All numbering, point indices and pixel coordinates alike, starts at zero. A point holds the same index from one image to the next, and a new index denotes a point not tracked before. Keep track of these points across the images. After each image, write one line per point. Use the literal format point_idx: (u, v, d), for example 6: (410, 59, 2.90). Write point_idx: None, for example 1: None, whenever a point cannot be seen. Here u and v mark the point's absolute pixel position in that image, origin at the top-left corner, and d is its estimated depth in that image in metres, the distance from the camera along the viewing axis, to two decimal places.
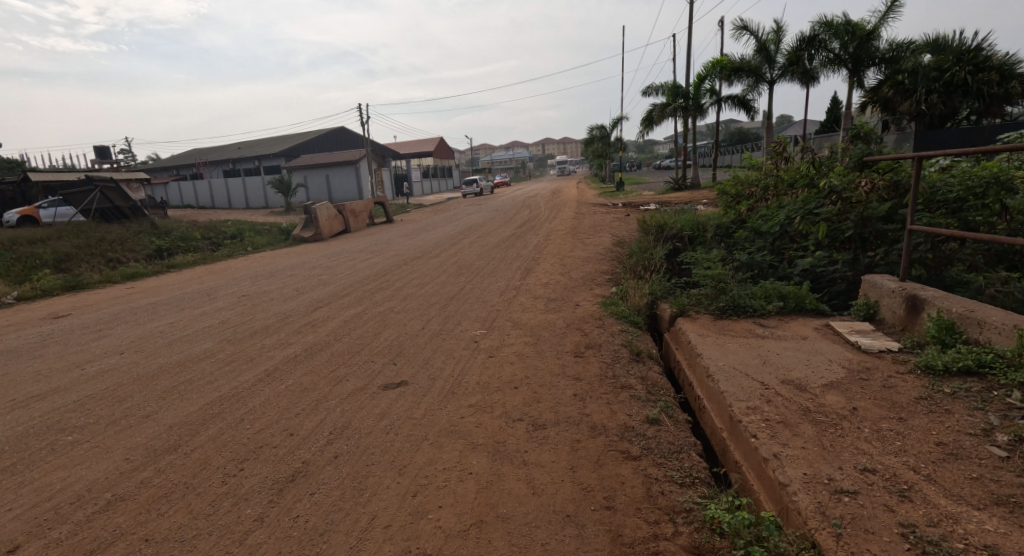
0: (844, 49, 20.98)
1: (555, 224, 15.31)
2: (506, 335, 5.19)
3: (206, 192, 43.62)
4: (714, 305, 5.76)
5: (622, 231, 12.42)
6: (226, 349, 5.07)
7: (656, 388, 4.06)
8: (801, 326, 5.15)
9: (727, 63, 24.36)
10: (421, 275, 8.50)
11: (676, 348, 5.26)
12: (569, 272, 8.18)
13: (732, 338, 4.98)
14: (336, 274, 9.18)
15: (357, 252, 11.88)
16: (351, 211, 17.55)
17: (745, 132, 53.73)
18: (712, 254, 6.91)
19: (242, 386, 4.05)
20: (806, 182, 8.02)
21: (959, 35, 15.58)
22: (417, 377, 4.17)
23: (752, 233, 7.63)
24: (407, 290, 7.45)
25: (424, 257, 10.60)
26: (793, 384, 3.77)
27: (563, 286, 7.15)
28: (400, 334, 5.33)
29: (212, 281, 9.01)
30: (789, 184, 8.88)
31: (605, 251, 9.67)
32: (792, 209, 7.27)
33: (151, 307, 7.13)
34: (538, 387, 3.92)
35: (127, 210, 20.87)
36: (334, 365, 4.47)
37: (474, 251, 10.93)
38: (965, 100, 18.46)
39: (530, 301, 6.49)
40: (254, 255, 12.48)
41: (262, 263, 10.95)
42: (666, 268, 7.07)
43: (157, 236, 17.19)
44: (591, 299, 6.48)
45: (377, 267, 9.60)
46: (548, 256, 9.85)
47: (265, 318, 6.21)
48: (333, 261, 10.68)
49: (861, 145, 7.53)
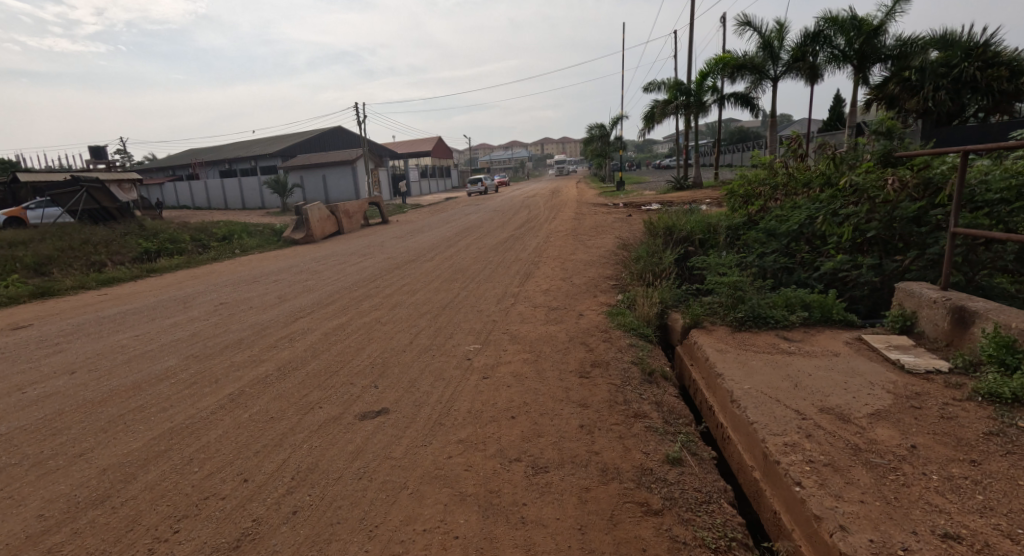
0: (850, 45, 20.52)
1: (555, 224, 14.78)
2: (503, 350, 4.66)
3: (201, 192, 43.05)
4: (731, 316, 5.25)
5: (626, 232, 11.89)
6: (189, 367, 4.54)
7: (673, 417, 3.55)
8: (830, 341, 4.64)
9: (730, 59, 23.81)
10: (413, 281, 7.98)
11: (692, 365, 4.74)
12: (571, 276, 7.66)
13: (755, 354, 4.47)
14: (323, 279, 8.65)
15: (348, 255, 11.34)
16: (345, 211, 17.02)
17: (746, 131, 53.22)
18: (727, 259, 6.40)
19: (198, 415, 3.53)
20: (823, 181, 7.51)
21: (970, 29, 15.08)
22: (400, 404, 3.65)
23: (767, 235, 7.12)
24: (397, 297, 6.93)
25: (418, 260, 10.09)
26: (834, 414, 3.25)
27: (565, 294, 6.63)
28: (385, 350, 4.81)
29: (192, 287, 8.47)
30: (803, 184, 8.38)
31: (608, 254, 9.15)
32: (811, 210, 6.76)
33: (119, 316, 6.59)
34: (539, 416, 3.40)
35: (116, 210, 20.34)
36: (307, 389, 3.95)
37: (470, 254, 10.40)
38: (973, 97, 17.89)
39: (529, 310, 5.97)
40: (241, 258, 11.95)
41: (247, 267, 10.42)
42: (676, 273, 6.55)
43: (144, 237, 16.67)
44: (596, 308, 5.96)
45: (367, 272, 9.07)
46: (548, 259, 9.32)
47: (240, 330, 5.68)
48: (322, 265, 10.15)
49: (885, 141, 7.10)
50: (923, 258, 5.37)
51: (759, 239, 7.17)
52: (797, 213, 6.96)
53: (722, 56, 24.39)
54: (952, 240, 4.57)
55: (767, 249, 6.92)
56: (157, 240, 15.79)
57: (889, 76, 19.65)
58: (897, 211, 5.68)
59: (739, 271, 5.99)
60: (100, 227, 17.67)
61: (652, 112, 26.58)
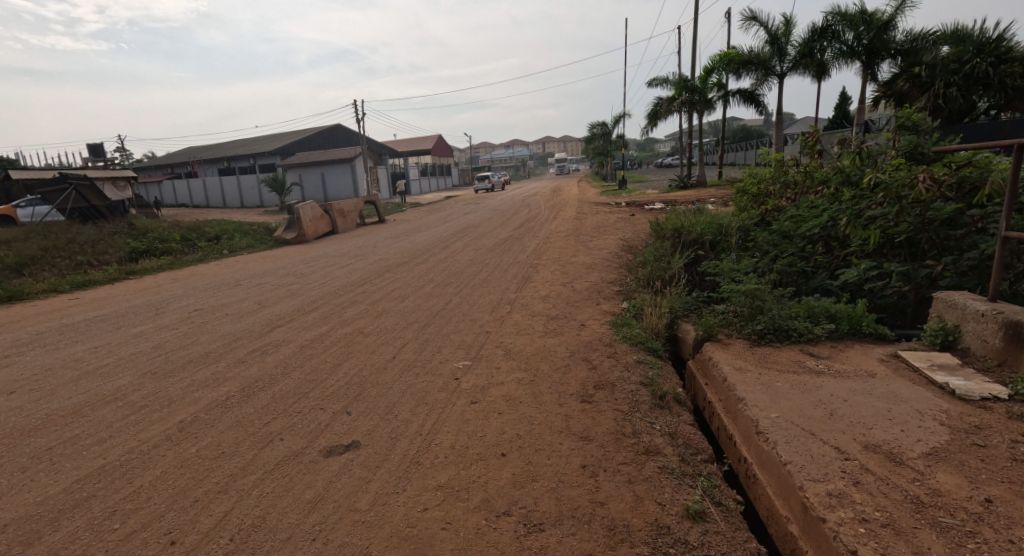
0: (858, 40, 19.96)
1: (555, 224, 14.27)
2: (495, 368, 4.16)
3: (198, 191, 42.57)
4: (750, 329, 4.74)
5: (628, 234, 11.38)
6: (144, 386, 4.04)
7: (691, 455, 3.05)
8: (863, 359, 4.13)
9: (735, 56, 23.12)
10: (404, 286, 7.49)
11: (708, 385, 4.23)
12: (571, 282, 7.14)
13: (779, 373, 3.96)
14: (309, 283, 8.15)
15: (339, 256, 10.86)
16: (339, 210, 16.53)
17: (749, 130, 52.61)
18: (741, 264, 5.89)
19: (138, 449, 3.03)
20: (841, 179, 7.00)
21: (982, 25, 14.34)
22: (373, 436, 3.14)
23: (781, 238, 6.63)
24: (384, 305, 6.43)
25: (410, 263, 9.58)
26: (882, 453, 2.75)
27: (565, 301, 6.14)
28: (363, 366, 4.31)
29: (170, 291, 7.98)
30: (819, 183, 7.88)
31: (611, 257, 8.66)
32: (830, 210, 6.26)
33: (82, 324, 6.06)
34: (533, 454, 2.91)
35: (106, 209, 19.86)
36: (270, 416, 3.44)
37: (465, 257, 9.89)
38: (984, 94, 17.09)
39: (525, 320, 5.46)
40: (229, 259, 11.45)
41: (233, 269, 9.93)
42: (686, 279, 6.05)
43: (133, 237, 16.18)
44: (599, 318, 5.47)
45: (357, 275, 8.59)
46: (547, 262, 8.83)
47: (209, 341, 5.17)
48: (310, 267, 9.62)
49: (912, 136, 6.68)
50: (962, 263, 4.86)
51: (773, 242, 6.66)
52: (814, 213, 6.45)
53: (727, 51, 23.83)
54: (1003, 245, 4.02)
55: (782, 253, 6.41)
56: (146, 240, 15.31)
57: (898, 72, 19.04)
58: (929, 212, 5.17)
59: (755, 277, 5.49)
60: (87, 226, 17.16)
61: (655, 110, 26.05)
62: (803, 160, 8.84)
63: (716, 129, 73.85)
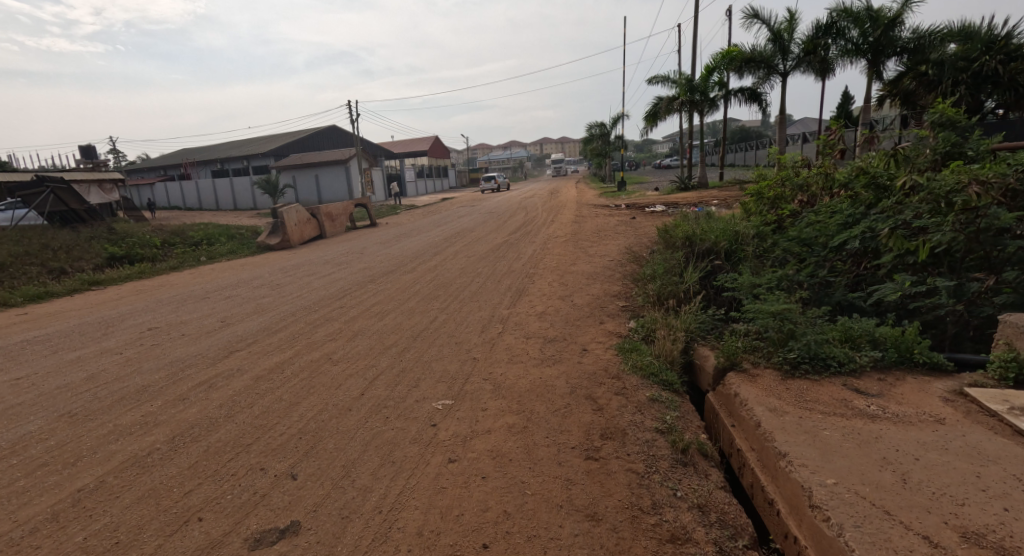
0: (864, 37, 19.32)
1: (553, 228, 13.61)
2: (481, 410, 3.47)
3: (190, 193, 41.79)
4: (780, 357, 4.06)
5: (630, 240, 10.71)
6: (53, 433, 3.33)
7: (730, 541, 2.36)
8: (922, 397, 3.44)
9: (737, 53, 22.47)
10: (387, 299, 6.79)
11: (736, 428, 3.55)
12: (570, 295, 6.46)
13: (824, 415, 3.28)
14: (284, 296, 7.42)
15: (322, 264, 10.16)
16: (327, 214, 15.80)
17: (747, 130, 51.95)
18: (765, 277, 5.21)
19: (8, 536, 2.32)
20: (866, 181, 6.34)
21: (991, 21, 13.67)
22: (320, 515, 2.44)
23: (804, 247, 5.99)
24: (362, 323, 5.73)
25: (397, 272, 8.87)
26: (990, 549, 2.07)
27: (565, 320, 5.45)
28: (324, 406, 3.61)
29: (129, 305, 7.24)
30: (842, 186, 7.24)
31: (614, 266, 7.97)
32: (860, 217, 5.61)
33: (16, 347, 5.33)
34: (526, 545, 2.22)
35: (86, 213, 19.05)
36: (194, 480, 2.73)
37: (456, 265, 9.21)
38: (992, 94, 16.40)
39: (519, 345, 4.75)
40: (205, 267, 10.71)
41: (206, 278, 9.21)
42: (701, 295, 5.36)
43: (111, 242, 15.41)
44: (603, 341, 4.78)
45: (337, 287, 7.88)
46: (544, 271, 8.14)
47: (152, 370, 4.43)
48: (288, 277, 8.90)
49: (950, 134, 6.05)
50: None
51: (795, 251, 6.01)
52: (840, 219, 5.80)
53: (729, 49, 23.15)
54: None
55: (806, 264, 5.76)
56: (124, 245, 14.55)
57: (904, 70, 18.38)
58: (981, 219, 4.51)
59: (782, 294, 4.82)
60: (64, 231, 16.42)
61: (654, 109, 25.47)
62: (819, 161, 8.23)
63: (715, 129, 73.31)
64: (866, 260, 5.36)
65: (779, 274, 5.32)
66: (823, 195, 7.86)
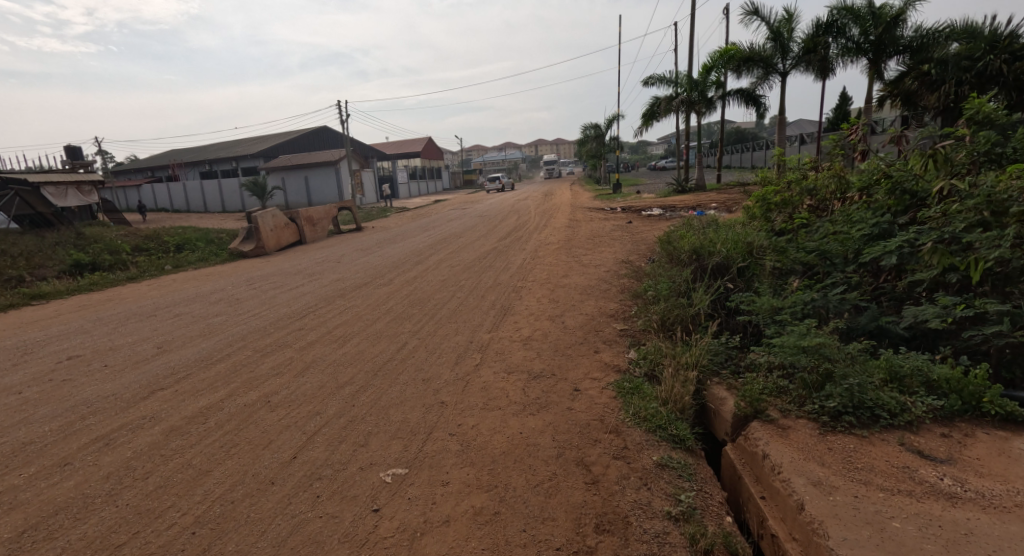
0: (865, 36, 18.70)
1: (545, 234, 12.87)
2: (440, 487, 2.68)
3: (177, 195, 40.85)
4: (815, 405, 3.29)
5: (627, 249, 9.98)
6: None
7: None
8: (1007, 465, 2.68)
9: (736, 52, 21.85)
10: (354, 320, 6.01)
11: (768, 505, 2.77)
12: (561, 315, 5.70)
13: (885, 493, 2.51)
14: (240, 314, 6.61)
15: (293, 274, 9.35)
16: (307, 218, 15.00)
17: (744, 132, 51.42)
18: (785, 300, 4.45)
19: None
20: (890, 186, 5.58)
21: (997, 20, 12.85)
22: None
23: (825, 261, 5.27)
24: (319, 351, 4.92)
25: (372, 284, 8.09)
26: None
27: (553, 348, 4.70)
28: (241, 476, 2.80)
29: (63, 325, 6.39)
30: (861, 190, 6.48)
31: (609, 279, 7.24)
32: (892, 228, 4.86)
33: None
34: None
35: (54, 216, 18.12)
36: None
37: (438, 276, 8.44)
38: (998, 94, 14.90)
39: (499, 383, 3.97)
40: (166, 277, 9.87)
41: (162, 291, 8.38)
42: (712, 320, 4.60)
43: (79, 248, 14.56)
44: (597, 379, 4.03)
45: (303, 302, 7.10)
46: (532, 284, 7.39)
47: (45, 417, 3.61)
48: (252, 290, 8.10)
49: (990, 132, 5.28)
50: None
51: (815, 267, 5.28)
52: (867, 228, 5.05)
53: (727, 47, 22.45)
54: None
55: (828, 281, 5.03)
56: (91, 251, 13.71)
57: (906, 69, 17.59)
58: None
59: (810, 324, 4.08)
60: (28, 235, 15.48)
61: (653, 109, 24.75)
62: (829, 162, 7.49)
63: (710, 129, 72.85)
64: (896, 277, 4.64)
65: (802, 295, 4.57)
66: (838, 202, 7.16)
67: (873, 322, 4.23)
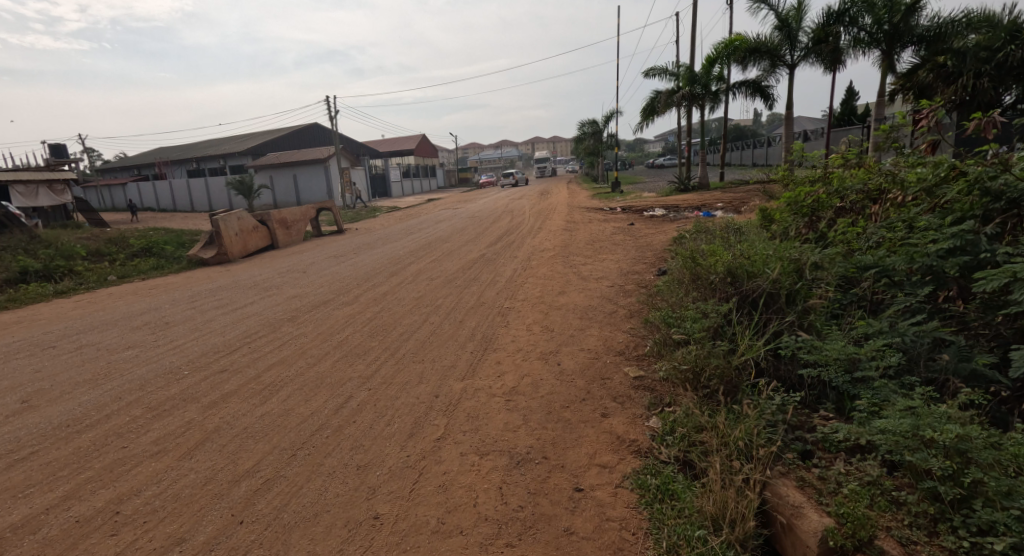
0: (878, 25, 17.36)
1: (540, 238, 11.60)
2: None
3: (161, 193, 39.45)
4: (959, 538, 2.07)
5: (632, 258, 8.74)
6: None
7: None
8: None
9: (742, 43, 20.62)
10: (294, 357, 4.76)
11: None
12: (556, 354, 4.49)
13: None
14: (159, 344, 5.36)
15: (248, 288, 8.11)
16: (280, 220, 13.75)
17: (745, 130, 50.27)
18: (860, 346, 3.23)
19: None
20: (966, 185, 4.49)
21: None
22: None
23: (893, 283, 4.06)
24: (232, 410, 3.66)
25: (333, 303, 6.84)
26: None
27: (545, 410, 3.48)
28: None
29: None
30: (919, 188, 5.23)
31: (613, 301, 6.04)
32: (985, 242, 3.64)
33: None
34: None
35: (10, 217, 16.76)
36: None
37: (412, 291, 7.22)
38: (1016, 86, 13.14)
39: (464, 477, 2.75)
40: (103, 290, 8.62)
41: (85, 310, 7.13)
42: (759, 372, 3.37)
43: (29, 252, 13.25)
44: (606, 468, 2.81)
45: (242, 327, 5.86)
46: (522, 303, 6.19)
47: None
48: (191, 309, 6.86)
49: None
50: None
51: (881, 294, 4.09)
52: (944, 240, 3.88)
53: (732, 37, 21.12)
54: None
55: (898, 310, 3.79)
56: (40, 256, 12.42)
57: (920, 61, 16.09)
58: None
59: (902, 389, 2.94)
60: None
61: (654, 104, 23.51)
62: (869, 160, 6.37)
63: (709, 126, 71.80)
64: (1002, 308, 3.40)
65: (878, 336, 3.41)
66: (873, 205, 5.95)
67: (969, 366, 3.01)
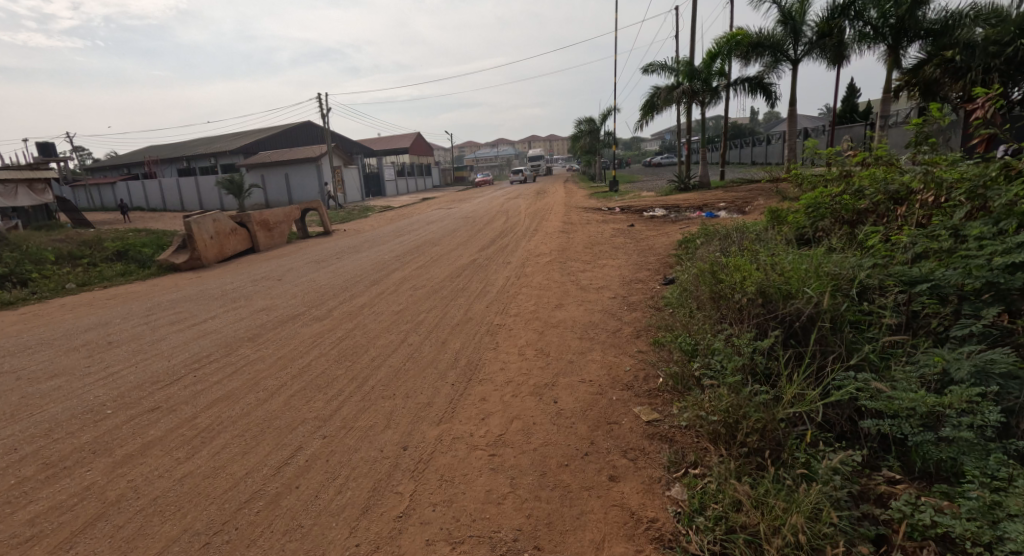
0: (884, 19, 16.59)
1: (535, 242, 10.90)
2: None
3: (150, 193, 38.47)
4: None
5: (635, 264, 8.05)
6: None
7: None
8: None
9: (744, 38, 19.83)
10: (243, 389, 4.02)
11: None
12: (551, 387, 3.79)
13: None
14: (91, 370, 4.60)
15: (212, 299, 7.35)
16: (261, 222, 12.97)
17: (744, 128, 49.65)
18: (936, 395, 2.53)
19: None
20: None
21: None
22: None
23: (947, 302, 3.38)
24: (148, 467, 2.93)
25: (302, 318, 6.09)
26: None
27: (538, 471, 2.78)
28: None
29: None
30: (966, 185, 4.50)
31: (616, 317, 5.34)
32: None
33: None
34: None
35: None
36: None
37: (393, 304, 6.50)
38: None
39: None
40: (55, 301, 7.85)
41: (24, 326, 6.35)
42: (806, 424, 2.66)
43: None
44: None
45: (193, 349, 5.12)
46: (513, 320, 5.47)
47: None
48: (143, 325, 6.11)
49: None
50: None
51: (939, 317, 3.38)
52: (1017, 251, 3.18)
53: (734, 31, 20.28)
54: None
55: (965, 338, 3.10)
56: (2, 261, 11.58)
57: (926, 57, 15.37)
58: None
59: (1003, 458, 2.25)
60: None
61: (653, 101, 22.85)
62: (897, 161, 5.60)
63: (707, 125, 71.20)
64: None
65: (953, 376, 2.70)
66: (899, 208, 5.22)
67: None
